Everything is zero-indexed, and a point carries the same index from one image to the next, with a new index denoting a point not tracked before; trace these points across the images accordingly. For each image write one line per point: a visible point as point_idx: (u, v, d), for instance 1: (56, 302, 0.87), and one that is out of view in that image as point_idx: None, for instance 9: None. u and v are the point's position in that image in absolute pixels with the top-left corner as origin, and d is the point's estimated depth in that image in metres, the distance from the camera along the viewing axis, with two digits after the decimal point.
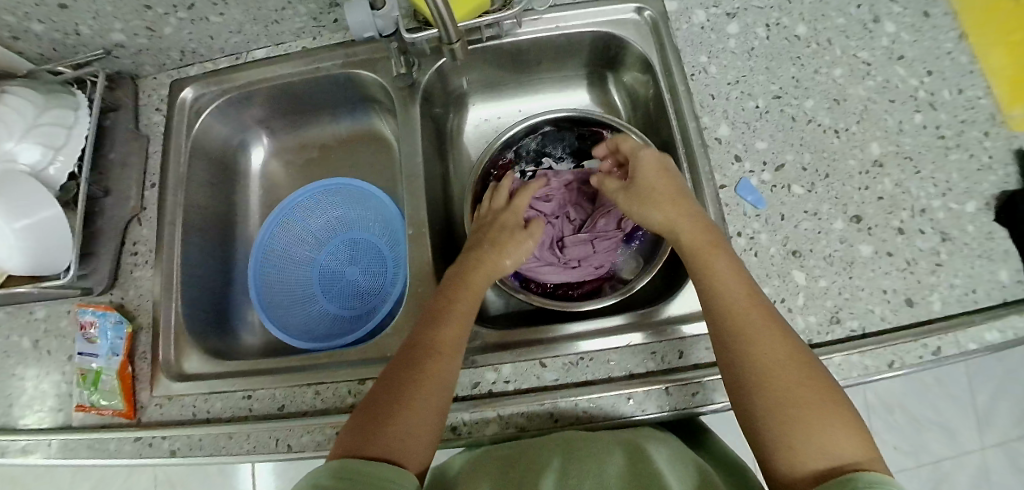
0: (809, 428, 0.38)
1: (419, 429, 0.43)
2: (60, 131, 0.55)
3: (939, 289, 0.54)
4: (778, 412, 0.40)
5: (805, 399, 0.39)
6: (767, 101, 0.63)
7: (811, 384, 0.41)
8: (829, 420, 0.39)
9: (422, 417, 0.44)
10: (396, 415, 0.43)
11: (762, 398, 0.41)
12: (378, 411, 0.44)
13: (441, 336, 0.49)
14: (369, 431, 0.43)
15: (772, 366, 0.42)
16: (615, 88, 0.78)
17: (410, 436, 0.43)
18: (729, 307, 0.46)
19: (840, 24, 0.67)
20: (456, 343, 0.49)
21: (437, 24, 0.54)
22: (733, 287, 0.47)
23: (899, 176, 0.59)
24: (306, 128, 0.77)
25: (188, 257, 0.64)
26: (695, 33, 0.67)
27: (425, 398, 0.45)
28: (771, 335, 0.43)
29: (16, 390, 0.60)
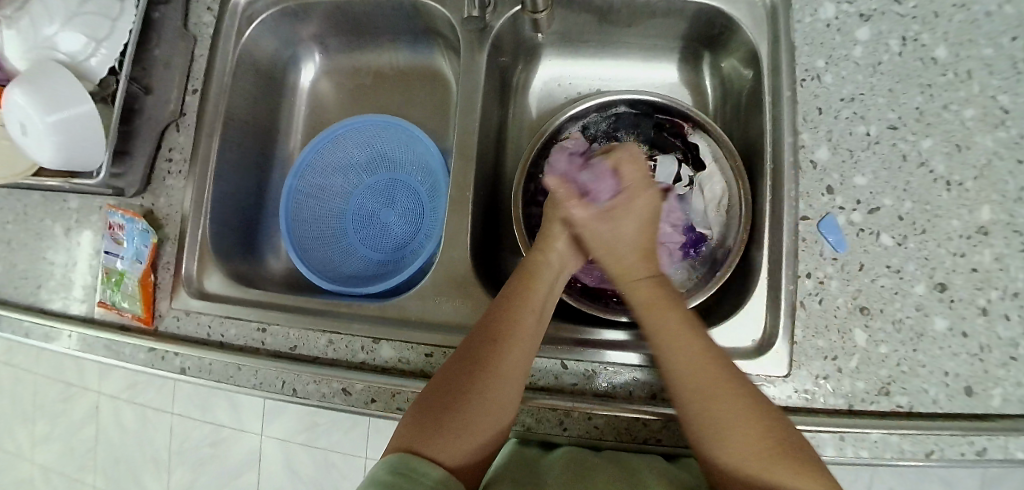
0: (766, 471, 0.35)
1: (482, 430, 0.39)
2: (100, 22, 0.53)
3: (1005, 383, 0.48)
4: (721, 450, 0.37)
5: (728, 410, 0.38)
6: (880, 130, 0.52)
7: (746, 422, 0.37)
8: (785, 467, 0.35)
9: (490, 426, 0.40)
10: (469, 417, 0.39)
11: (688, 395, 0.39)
12: (445, 404, 0.40)
13: (511, 327, 0.43)
14: (434, 425, 0.38)
15: (693, 394, 0.39)
16: (710, 74, 0.66)
17: (475, 432, 0.39)
18: (659, 333, 0.43)
19: (988, 55, 0.53)
20: (529, 336, 0.43)
21: None
22: (665, 321, 0.43)
23: (1001, 249, 0.50)
24: (362, 51, 0.70)
25: (222, 173, 0.62)
26: (818, 31, 0.54)
27: (493, 402, 0.40)
28: (698, 364, 0.40)
29: (45, 272, 0.61)
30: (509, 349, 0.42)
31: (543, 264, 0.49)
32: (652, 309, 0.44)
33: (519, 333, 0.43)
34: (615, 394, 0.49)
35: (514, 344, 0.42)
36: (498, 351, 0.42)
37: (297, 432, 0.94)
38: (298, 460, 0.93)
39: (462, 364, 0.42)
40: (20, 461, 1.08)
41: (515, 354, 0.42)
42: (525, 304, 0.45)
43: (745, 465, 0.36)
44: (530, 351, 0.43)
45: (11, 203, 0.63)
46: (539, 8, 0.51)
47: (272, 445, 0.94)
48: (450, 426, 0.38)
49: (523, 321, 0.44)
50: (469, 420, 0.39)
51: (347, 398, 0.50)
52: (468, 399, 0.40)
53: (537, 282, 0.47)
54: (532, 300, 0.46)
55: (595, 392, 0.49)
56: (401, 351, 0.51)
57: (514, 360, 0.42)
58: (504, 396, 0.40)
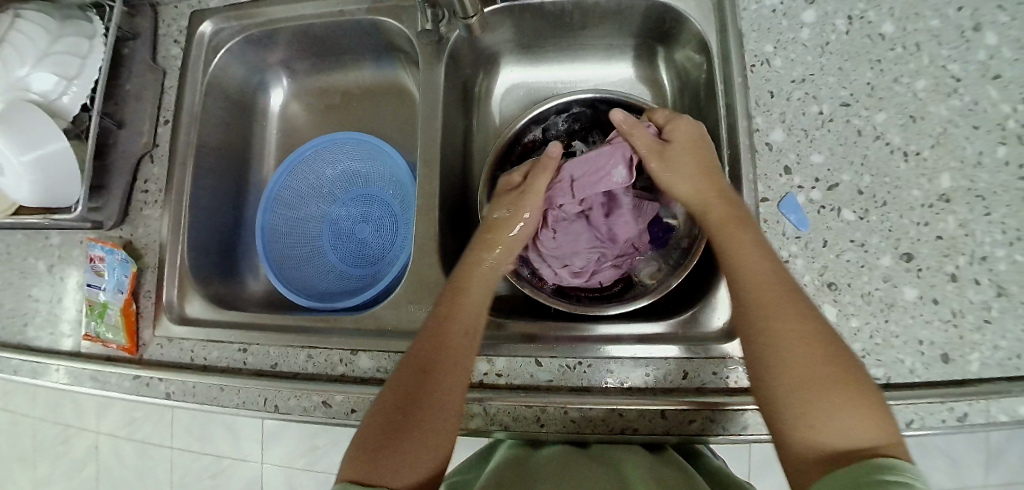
0: (829, 410, 0.36)
1: (433, 448, 0.40)
2: (68, 62, 0.55)
3: (982, 348, 0.48)
4: (784, 382, 0.38)
5: (802, 363, 0.38)
6: (833, 108, 0.53)
7: (812, 354, 0.38)
8: (850, 398, 0.36)
9: (433, 451, 0.40)
10: (407, 445, 0.39)
11: (772, 356, 0.39)
12: (382, 437, 0.40)
13: (447, 341, 0.44)
14: (378, 454, 0.39)
15: (783, 340, 0.39)
16: (666, 67, 0.67)
17: (427, 447, 0.40)
18: (749, 280, 0.43)
19: (933, 27, 0.54)
20: (467, 347, 0.45)
21: None
22: (745, 251, 0.45)
23: (964, 215, 0.50)
24: (329, 72, 0.72)
25: (198, 200, 0.63)
26: (764, 17, 0.55)
27: (439, 416, 0.41)
28: (781, 297, 0.41)
29: (32, 310, 0.62)
30: (439, 373, 0.43)
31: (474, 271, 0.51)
32: (724, 232, 0.47)
33: (447, 356, 0.43)
34: (589, 387, 0.50)
35: (443, 367, 0.43)
36: (430, 378, 0.42)
37: (296, 454, 0.94)
38: (300, 482, 0.93)
39: (404, 388, 0.42)
40: None
41: (450, 369, 0.43)
42: (452, 323, 0.46)
43: (794, 402, 0.37)
44: (470, 361, 0.45)
45: None
46: (469, 13, 0.52)
47: (272, 469, 0.94)
48: (400, 449, 0.39)
49: (451, 343, 0.44)
50: (417, 440, 0.40)
51: (328, 410, 0.50)
52: (406, 430, 0.40)
53: (472, 291, 0.49)
54: (456, 318, 0.46)
55: (571, 387, 0.50)
56: (379, 360, 0.52)
57: (453, 374, 0.43)
58: (450, 409, 0.42)
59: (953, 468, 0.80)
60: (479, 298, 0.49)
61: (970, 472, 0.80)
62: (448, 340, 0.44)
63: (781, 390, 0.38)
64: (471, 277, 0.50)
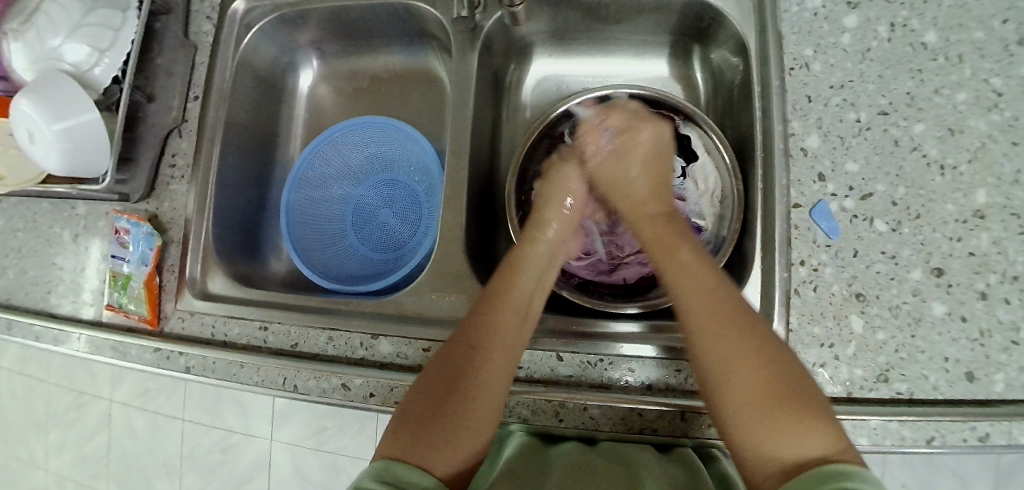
0: (774, 428, 0.35)
1: (476, 430, 0.40)
2: (103, 32, 0.54)
3: (1007, 368, 0.47)
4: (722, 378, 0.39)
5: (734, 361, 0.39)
6: (870, 116, 0.52)
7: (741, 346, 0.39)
8: (798, 419, 0.35)
9: (476, 434, 0.40)
10: (451, 423, 0.40)
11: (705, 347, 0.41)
12: (427, 413, 0.40)
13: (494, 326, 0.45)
14: (418, 433, 0.39)
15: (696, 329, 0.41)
16: (699, 67, 0.66)
17: (469, 426, 0.40)
18: (679, 286, 0.44)
19: (978, 39, 0.52)
20: (515, 334, 0.45)
21: None
22: (686, 265, 0.45)
23: (998, 233, 0.49)
24: (358, 55, 0.72)
25: (224, 177, 0.63)
26: (805, 20, 0.55)
27: (482, 396, 0.41)
28: (724, 313, 0.41)
29: (55, 278, 0.63)
30: (488, 353, 0.43)
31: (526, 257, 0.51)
32: (662, 241, 0.49)
33: (499, 338, 0.44)
34: (609, 385, 0.50)
35: (494, 348, 0.44)
36: (479, 357, 0.43)
37: (304, 435, 0.95)
38: (306, 462, 0.94)
39: (451, 371, 0.43)
40: (37, 468, 1.11)
41: (493, 352, 0.43)
42: (505, 309, 0.46)
43: (739, 408, 0.37)
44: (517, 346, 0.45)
45: (22, 213, 0.65)
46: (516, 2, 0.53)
47: (280, 448, 0.95)
48: (442, 431, 0.39)
49: (503, 327, 0.45)
50: (460, 420, 0.40)
51: (347, 393, 0.51)
52: (455, 407, 0.40)
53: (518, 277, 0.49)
54: (511, 303, 0.47)
55: (591, 383, 0.50)
56: (399, 346, 0.52)
57: (496, 358, 0.43)
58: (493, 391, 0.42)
59: (962, 486, 0.80)
60: (530, 281, 0.49)
61: None
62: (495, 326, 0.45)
63: (727, 399, 0.38)
64: (526, 258, 0.51)
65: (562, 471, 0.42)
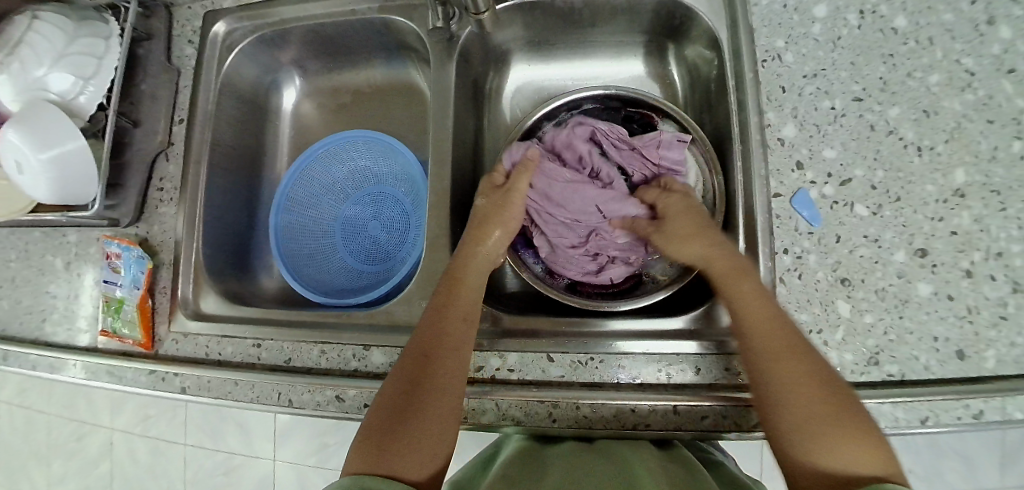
0: (828, 443, 0.38)
1: (438, 435, 0.41)
2: (85, 62, 0.55)
3: (997, 345, 0.48)
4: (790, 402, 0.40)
5: (799, 391, 0.40)
6: (845, 103, 0.53)
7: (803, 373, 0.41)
8: (860, 441, 0.37)
9: (441, 434, 0.41)
10: (414, 430, 0.40)
11: (775, 377, 0.42)
12: (387, 422, 0.41)
13: (443, 332, 0.46)
14: (383, 443, 0.40)
15: (768, 363, 0.42)
16: (676, 63, 0.67)
17: (432, 431, 0.41)
18: (747, 323, 0.44)
19: (947, 21, 0.53)
20: (464, 336, 0.46)
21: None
22: (750, 298, 0.45)
23: (979, 210, 0.50)
24: (340, 71, 0.73)
25: (212, 198, 0.64)
26: (776, 12, 0.55)
27: (443, 401, 0.42)
28: (787, 342, 0.42)
29: (49, 307, 0.63)
30: (442, 354, 0.44)
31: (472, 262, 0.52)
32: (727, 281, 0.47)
33: (448, 339, 0.45)
34: (601, 383, 0.50)
35: (444, 350, 0.45)
36: (434, 363, 0.44)
37: (307, 452, 0.94)
38: (311, 480, 0.94)
39: (409, 382, 0.43)
40: None
41: (448, 358, 0.44)
42: (450, 312, 0.48)
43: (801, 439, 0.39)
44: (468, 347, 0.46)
45: (13, 245, 0.66)
46: (481, 10, 0.55)
47: (285, 466, 0.95)
48: (405, 440, 0.40)
49: (450, 328, 0.46)
50: (423, 427, 0.41)
51: (341, 405, 0.51)
52: (416, 415, 0.41)
53: (466, 282, 0.50)
54: (456, 306, 0.48)
55: (583, 382, 0.50)
56: (391, 355, 0.52)
57: (452, 364, 0.44)
58: (451, 395, 0.43)
59: (968, 468, 0.79)
60: (477, 284, 0.51)
61: (986, 472, 0.79)
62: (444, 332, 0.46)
63: (787, 430, 0.40)
64: (470, 262, 0.52)
65: (559, 471, 0.42)
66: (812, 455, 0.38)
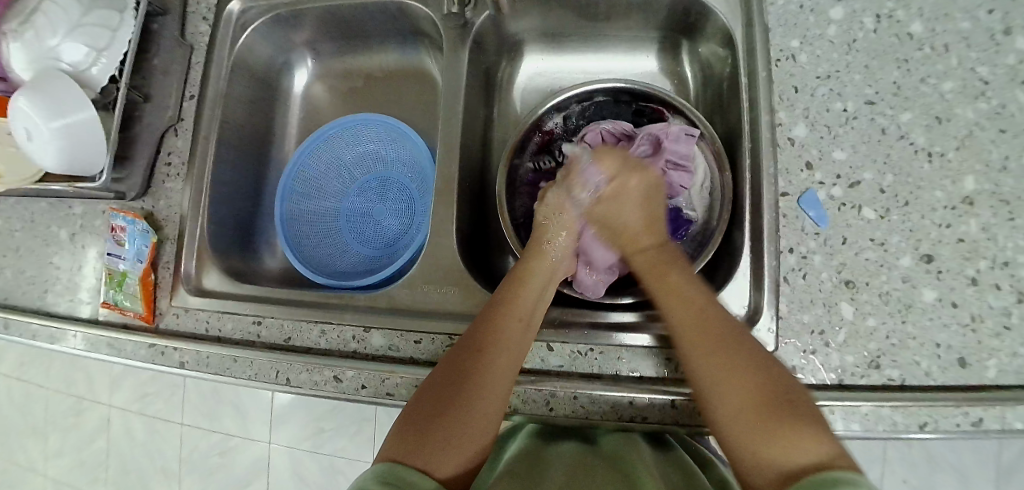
0: (775, 432, 0.36)
1: (475, 437, 0.41)
2: (99, 32, 0.55)
3: (1000, 354, 0.47)
4: (727, 389, 0.40)
5: (738, 374, 0.40)
6: (857, 105, 0.53)
7: (737, 354, 0.41)
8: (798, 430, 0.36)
9: (476, 434, 0.41)
10: (452, 427, 0.40)
11: (705, 363, 0.42)
12: (429, 416, 0.41)
13: (498, 332, 0.45)
14: (422, 436, 0.39)
15: (703, 350, 0.42)
16: (689, 61, 0.67)
17: (468, 432, 0.40)
18: (674, 308, 0.46)
19: (964, 29, 0.53)
20: (518, 341, 0.46)
21: None
22: (675, 289, 0.47)
23: (987, 219, 0.49)
24: (353, 56, 0.73)
25: (219, 175, 0.64)
26: (792, 12, 0.55)
27: (485, 403, 0.42)
28: (709, 326, 0.43)
29: (52, 276, 0.64)
30: (493, 357, 0.44)
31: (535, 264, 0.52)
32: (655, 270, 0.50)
33: (502, 339, 0.45)
34: (600, 375, 0.50)
35: (496, 350, 0.44)
36: (483, 362, 0.44)
37: (302, 437, 0.94)
38: (304, 467, 0.94)
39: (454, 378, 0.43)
40: (36, 475, 1.11)
41: (497, 359, 0.44)
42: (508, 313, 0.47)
43: (737, 436, 0.38)
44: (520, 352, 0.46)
45: (20, 213, 0.66)
46: None
47: (279, 451, 0.95)
48: (441, 437, 0.39)
49: (506, 331, 0.46)
50: (462, 427, 0.40)
51: (339, 385, 0.51)
52: (455, 414, 0.41)
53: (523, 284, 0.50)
54: (515, 311, 0.47)
55: (581, 373, 0.50)
56: (391, 338, 0.52)
57: (500, 366, 0.44)
58: (494, 399, 0.42)
59: (963, 483, 0.79)
60: (538, 289, 0.50)
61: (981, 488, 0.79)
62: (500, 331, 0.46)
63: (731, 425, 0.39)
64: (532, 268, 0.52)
65: (559, 468, 0.42)
66: (758, 452, 0.36)
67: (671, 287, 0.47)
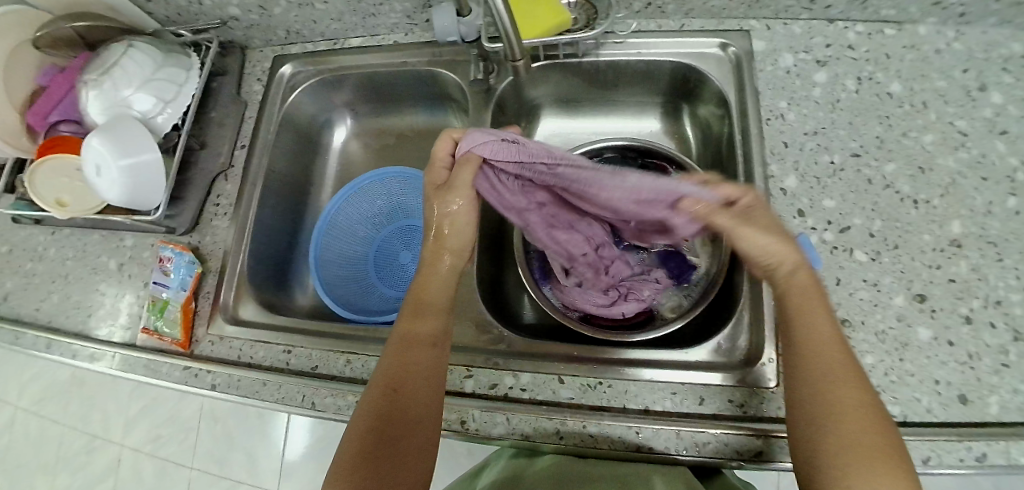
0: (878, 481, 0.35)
1: (416, 461, 0.43)
2: (167, 88, 0.62)
3: (1000, 391, 0.48)
4: (838, 427, 0.38)
5: (852, 417, 0.38)
6: (843, 158, 0.57)
7: (856, 394, 0.39)
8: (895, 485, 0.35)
9: (419, 454, 0.43)
10: (392, 457, 0.42)
11: (819, 398, 0.40)
12: (365, 443, 0.42)
13: (409, 360, 0.46)
14: (361, 476, 0.41)
15: (824, 384, 0.40)
16: (689, 123, 0.72)
17: (410, 458, 0.43)
18: (807, 337, 0.43)
19: (940, 87, 0.58)
20: (428, 350, 0.47)
21: (504, 41, 0.55)
22: (815, 316, 0.43)
23: (977, 260, 0.52)
24: (388, 116, 0.80)
25: (261, 216, 0.70)
26: (778, 77, 0.61)
27: (411, 429, 0.43)
28: (846, 361, 0.41)
29: (96, 306, 0.68)
30: (410, 382, 0.45)
31: (429, 273, 0.51)
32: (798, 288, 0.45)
33: (416, 362, 0.46)
34: (608, 407, 0.52)
35: (412, 375, 0.45)
36: (402, 392, 0.44)
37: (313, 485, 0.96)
38: None
39: (377, 414, 0.43)
40: None
41: (413, 383, 0.45)
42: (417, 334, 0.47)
43: (837, 464, 0.37)
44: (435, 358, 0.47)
45: (74, 246, 0.72)
46: (516, 56, 0.58)
47: None
48: (385, 471, 0.41)
49: (416, 354, 0.46)
50: (400, 459, 0.42)
51: None
52: (389, 450, 0.42)
53: (410, 302, 0.49)
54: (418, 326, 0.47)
55: (591, 404, 0.52)
56: None
57: (420, 388, 0.45)
58: (424, 420, 0.44)
59: None
60: (443, 293, 0.50)
61: None
62: (413, 351, 0.46)
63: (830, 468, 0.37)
64: (433, 275, 0.51)
65: None
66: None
67: (811, 314, 0.43)
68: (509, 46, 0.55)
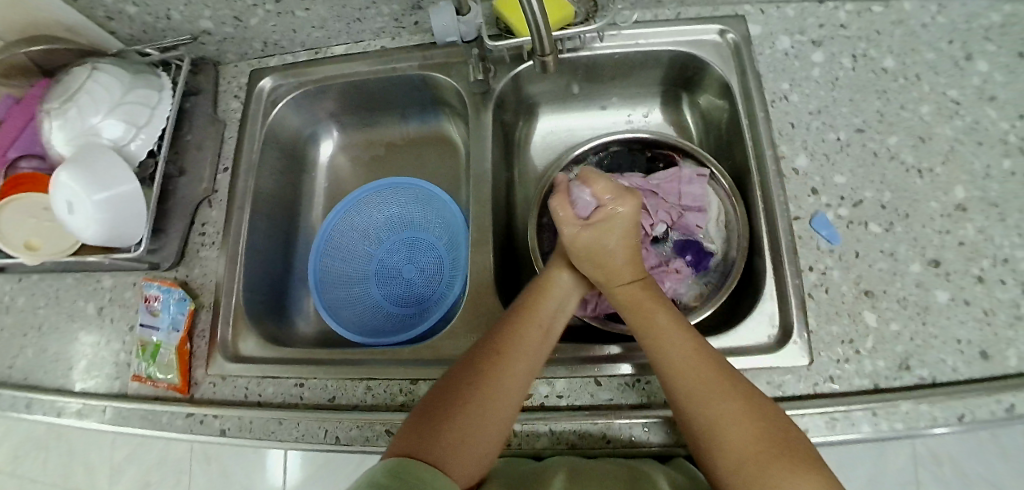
0: (769, 468, 0.37)
1: (484, 444, 0.41)
2: (139, 111, 0.57)
3: (1018, 343, 0.49)
4: (715, 413, 0.40)
5: (720, 397, 0.41)
6: (848, 134, 0.58)
7: (718, 380, 0.42)
8: (789, 465, 0.36)
9: (487, 436, 0.41)
10: (463, 427, 0.40)
11: (682, 387, 0.43)
12: (448, 403, 0.42)
13: (513, 343, 0.46)
14: (430, 434, 0.39)
15: (684, 375, 0.43)
16: (690, 112, 0.73)
17: (477, 435, 0.41)
18: (653, 332, 0.47)
19: (930, 59, 0.60)
20: (537, 348, 0.47)
21: (531, 33, 0.48)
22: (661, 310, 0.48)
23: (982, 222, 0.54)
24: (377, 126, 0.77)
25: (252, 242, 0.65)
26: (777, 59, 0.62)
27: (492, 409, 0.42)
28: (695, 343, 0.45)
29: (76, 355, 0.62)
30: (509, 364, 0.44)
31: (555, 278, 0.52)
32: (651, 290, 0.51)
33: (520, 349, 0.45)
34: (651, 403, 0.50)
35: (514, 358, 0.45)
36: (495, 371, 0.44)
37: None
38: None
39: (464, 382, 0.43)
40: None
41: (512, 369, 0.44)
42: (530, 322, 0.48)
43: (742, 472, 0.38)
44: (539, 359, 0.46)
45: (44, 292, 0.65)
46: (546, 52, 0.51)
47: None
48: (451, 438, 0.39)
49: (521, 341, 0.46)
50: (472, 434, 0.40)
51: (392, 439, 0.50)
52: (460, 417, 0.41)
53: (531, 297, 0.50)
54: (538, 318, 0.49)
55: (633, 404, 0.50)
56: None
57: (513, 376, 0.44)
58: (506, 408, 0.43)
59: None
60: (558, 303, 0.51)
61: None
62: (518, 340, 0.46)
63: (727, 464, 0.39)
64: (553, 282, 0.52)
65: None
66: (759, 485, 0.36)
67: (657, 310, 0.48)
68: (539, 41, 0.49)
